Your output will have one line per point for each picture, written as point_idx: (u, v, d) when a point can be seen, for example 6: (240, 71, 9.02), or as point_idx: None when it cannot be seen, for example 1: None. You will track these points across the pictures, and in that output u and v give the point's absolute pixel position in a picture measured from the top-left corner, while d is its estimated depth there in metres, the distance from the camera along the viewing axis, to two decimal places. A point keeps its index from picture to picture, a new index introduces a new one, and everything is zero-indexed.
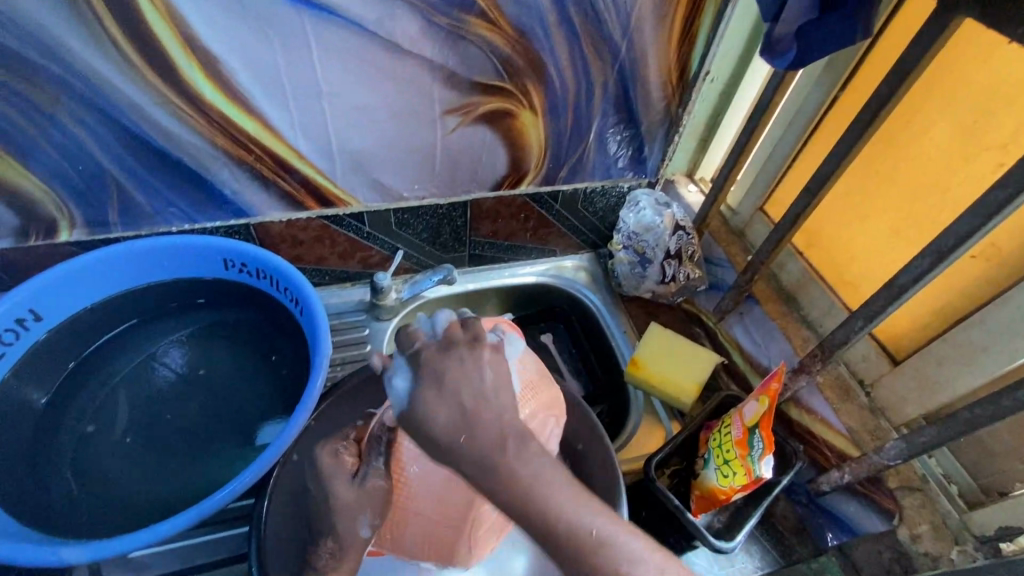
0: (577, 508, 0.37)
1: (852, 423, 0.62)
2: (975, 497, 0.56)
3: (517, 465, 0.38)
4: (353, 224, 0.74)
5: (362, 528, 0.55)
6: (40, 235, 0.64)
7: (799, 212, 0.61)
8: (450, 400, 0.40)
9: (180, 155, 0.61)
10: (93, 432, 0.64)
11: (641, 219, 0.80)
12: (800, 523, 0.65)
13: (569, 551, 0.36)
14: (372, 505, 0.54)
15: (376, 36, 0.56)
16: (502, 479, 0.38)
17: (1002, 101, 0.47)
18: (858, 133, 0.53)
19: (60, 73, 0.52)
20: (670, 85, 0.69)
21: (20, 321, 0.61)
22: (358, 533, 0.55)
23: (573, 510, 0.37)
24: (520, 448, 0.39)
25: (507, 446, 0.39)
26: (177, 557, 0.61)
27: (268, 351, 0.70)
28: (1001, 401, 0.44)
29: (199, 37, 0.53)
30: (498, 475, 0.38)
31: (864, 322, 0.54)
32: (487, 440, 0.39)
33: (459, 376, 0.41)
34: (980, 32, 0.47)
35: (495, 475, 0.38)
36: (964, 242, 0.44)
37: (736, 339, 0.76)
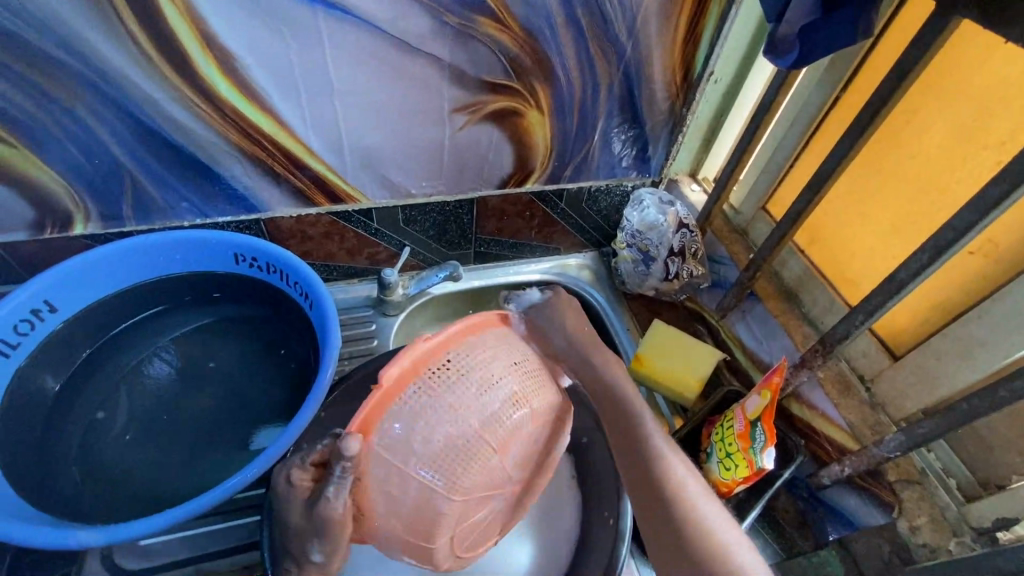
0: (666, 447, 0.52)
1: (852, 418, 0.62)
2: (973, 491, 0.57)
3: (614, 365, 0.55)
4: (361, 220, 0.76)
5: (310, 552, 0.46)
6: (55, 228, 0.65)
7: (800, 210, 0.63)
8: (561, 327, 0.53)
9: (194, 150, 0.63)
10: (104, 419, 0.65)
11: (644, 218, 0.81)
12: (802, 516, 0.67)
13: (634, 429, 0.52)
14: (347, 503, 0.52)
15: (388, 35, 0.58)
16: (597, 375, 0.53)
17: (999, 102, 0.49)
18: (858, 132, 0.55)
19: (79, 68, 0.54)
20: (675, 86, 0.71)
21: (35, 312, 0.62)
22: (309, 556, 0.47)
23: (639, 407, 0.53)
24: (616, 359, 0.55)
25: (591, 348, 0.54)
26: (186, 545, 0.62)
27: (277, 345, 0.71)
28: (997, 391, 0.45)
29: (216, 35, 0.54)
30: (630, 413, 0.53)
31: (864, 317, 0.55)
32: (586, 360, 0.53)
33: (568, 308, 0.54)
34: (977, 34, 0.49)
35: (618, 412, 0.53)
36: (962, 237, 0.46)
37: (738, 335, 0.78)
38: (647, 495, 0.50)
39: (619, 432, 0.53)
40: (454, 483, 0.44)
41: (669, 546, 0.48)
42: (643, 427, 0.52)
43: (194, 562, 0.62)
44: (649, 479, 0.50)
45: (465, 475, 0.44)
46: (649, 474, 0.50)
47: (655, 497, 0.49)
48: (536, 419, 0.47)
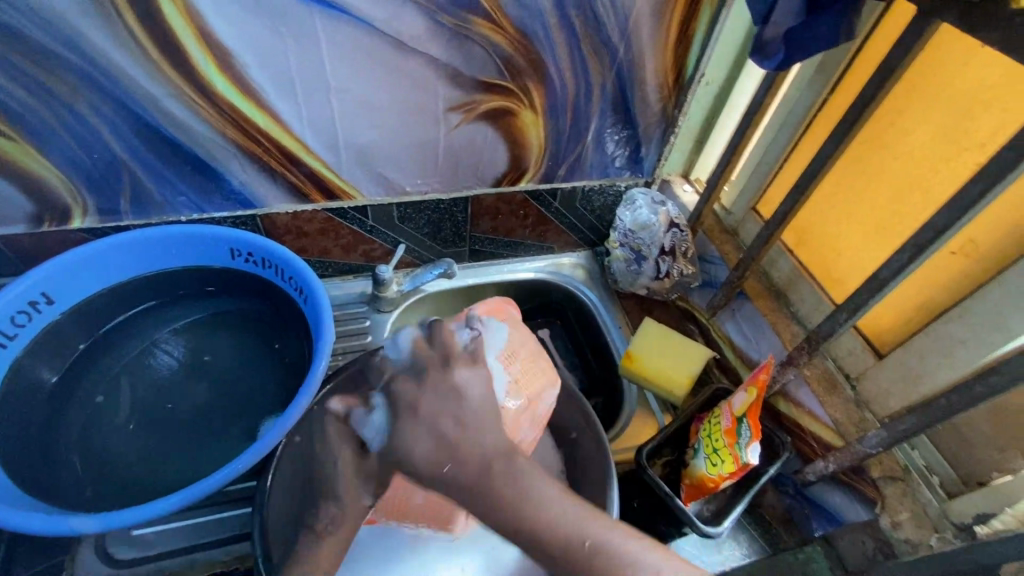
0: (565, 505, 0.41)
1: (837, 415, 0.63)
2: (956, 487, 0.57)
3: (496, 475, 0.40)
4: (356, 217, 0.77)
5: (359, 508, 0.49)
6: (54, 221, 0.66)
7: (788, 210, 0.64)
8: (428, 429, 0.41)
9: (191, 146, 0.64)
10: (102, 402, 0.66)
11: (636, 218, 0.82)
12: (787, 513, 0.69)
13: (539, 532, 0.40)
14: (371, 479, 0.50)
15: (384, 34, 0.59)
16: (479, 487, 0.40)
17: (979, 105, 0.50)
18: (843, 133, 0.56)
19: (79, 64, 0.55)
20: (667, 87, 0.72)
21: (33, 303, 0.63)
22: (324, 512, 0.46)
23: (534, 493, 0.41)
24: (502, 461, 0.41)
25: (497, 461, 0.41)
26: (181, 535, 0.63)
27: (272, 340, 0.72)
28: (975, 387, 0.46)
29: (216, 33, 0.55)
30: (528, 516, 0.40)
31: (848, 315, 0.56)
32: (479, 458, 0.41)
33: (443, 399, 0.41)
34: (957, 38, 0.50)
35: (512, 513, 0.40)
36: (941, 236, 0.47)
37: (729, 335, 0.79)
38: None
39: (518, 536, 0.40)
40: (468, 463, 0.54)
41: None
42: (551, 522, 0.40)
43: (188, 552, 0.62)
44: (576, 570, 0.39)
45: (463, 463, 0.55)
46: (570, 564, 0.39)
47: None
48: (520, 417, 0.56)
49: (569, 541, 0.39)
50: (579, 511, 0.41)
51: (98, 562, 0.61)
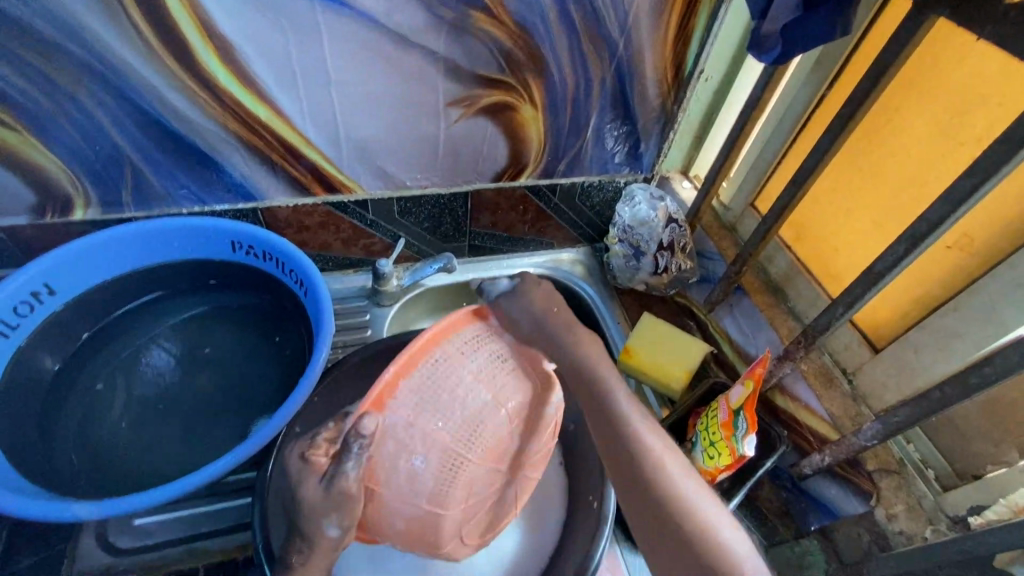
0: (640, 421, 0.52)
1: (834, 409, 0.64)
2: (951, 481, 0.58)
3: (599, 365, 0.55)
4: (357, 211, 0.77)
5: (328, 526, 0.47)
6: (56, 213, 0.67)
7: (786, 205, 0.64)
8: (544, 300, 0.57)
9: (193, 138, 0.64)
10: (103, 388, 0.67)
11: (636, 213, 0.82)
12: (784, 506, 0.68)
13: (619, 427, 0.51)
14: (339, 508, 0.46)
15: (385, 27, 0.59)
16: (583, 373, 0.54)
17: (974, 99, 0.50)
18: (840, 128, 0.56)
19: (82, 55, 0.55)
20: (666, 83, 0.72)
21: (34, 294, 0.63)
22: (324, 533, 0.47)
23: (620, 400, 0.53)
24: (601, 356, 0.56)
25: (575, 328, 0.56)
26: (180, 525, 0.64)
27: (273, 333, 0.72)
28: (969, 378, 0.46)
29: (217, 26, 0.55)
30: (613, 413, 0.52)
31: (844, 309, 0.57)
32: (561, 327, 0.56)
33: (552, 283, 0.60)
34: (954, 33, 0.50)
35: (593, 390, 0.54)
36: (936, 229, 0.47)
37: (726, 330, 0.79)
38: (624, 472, 0.50)
39: (598, 417, 0.53)
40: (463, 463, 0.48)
41: (653, 529, 0.48)
42: (629, 424, 0.51)
43: (187, 542, 0.63)
44: (629, 459, 0.50)
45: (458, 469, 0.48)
46: (628, 449, 0.50)
47: (634, 471, 0.49)
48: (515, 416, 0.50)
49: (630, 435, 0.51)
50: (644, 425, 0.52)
51: (97, 551, 0.62)
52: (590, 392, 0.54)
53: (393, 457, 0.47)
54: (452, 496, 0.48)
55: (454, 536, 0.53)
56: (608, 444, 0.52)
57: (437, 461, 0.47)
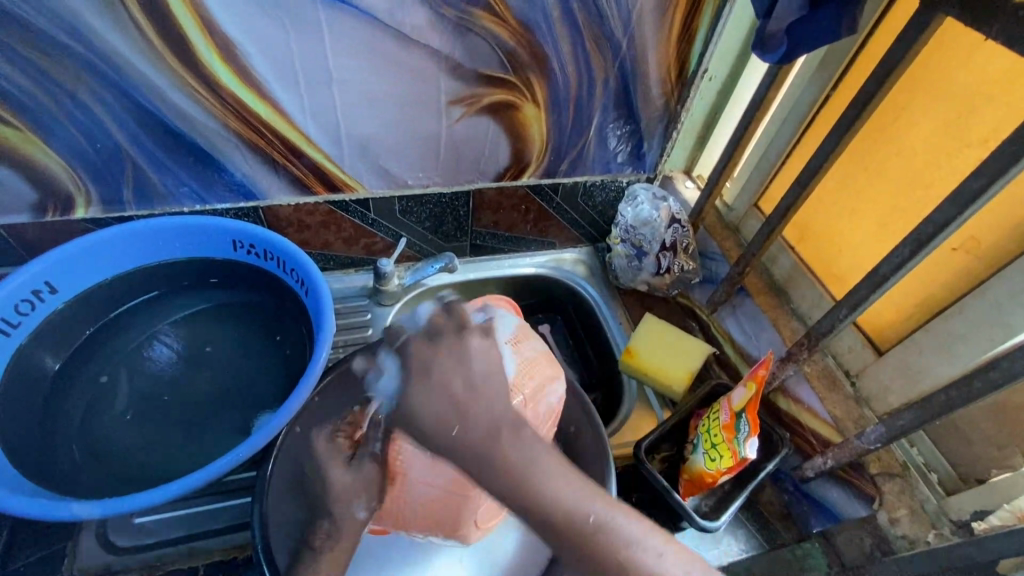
0: (582, 497, 0.39)
1: (836, 411, 0.63)
2: (954, 485, 0.58)
3: (506, 449, 0.39)
4: (358, 210, 0.77)
5: (356, 510, 0.51)
6: (58, 211, 0.67)
7: (790, 205, 0.63)
8: (440, 391, 0.40)
9: (194, 136, 0.64)
10: (106, 382, 0.67)
11: (638, 214, 0.82)
12: (785, 508, 0.69)
13: (562, 525, 0.38)
14: (365, 489, 0.51)
15: (386, 26, 0.59)
16: (490, 465, 0.39)
17: (981, 100, 0.50)
18: (845, 129, 0.56)
19: (84, 54, 0.55)
20: (670, 83, 0.72)
21: (36, 291, 0.63)
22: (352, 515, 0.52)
23: (553, 484, 0.39)
24: (513, 431, 0.40)
25: (493, 438, 0.39)
26: (180, 523, 0.64)
27: (273, 331, 0.72)
28: (974, 383, 0.46)
29: (219, 23, 0.55)
30: (545, 509, 0.38)
31: (848, 311, 0.56)
32: (473, 436, 0.39)
33: (452, 368, 0.40)
34: (962, 32, 0.50)
35: (515, 481, 0.39)
36: (942, 231, 0.46)
37: (728, 332, 0.78)
38: (585, 571, 0.39)
39: (528, 520, 0.39)
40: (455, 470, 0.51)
41: None
42: (569, 515, 0.39)
43: (187, 540, 0.63)
44: (581, 552, 0.38)
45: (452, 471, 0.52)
46: (575, 542, 0.39)
47: (591, 566, 0.38)
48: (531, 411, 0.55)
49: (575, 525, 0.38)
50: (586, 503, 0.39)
51: (99, 548, 0.62)
52: (507, 491, 0.39)
53: None
54: (468, 492, 0.53)
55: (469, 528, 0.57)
56: (551, 539, 0.39)
57: (447, 475, 0.51)
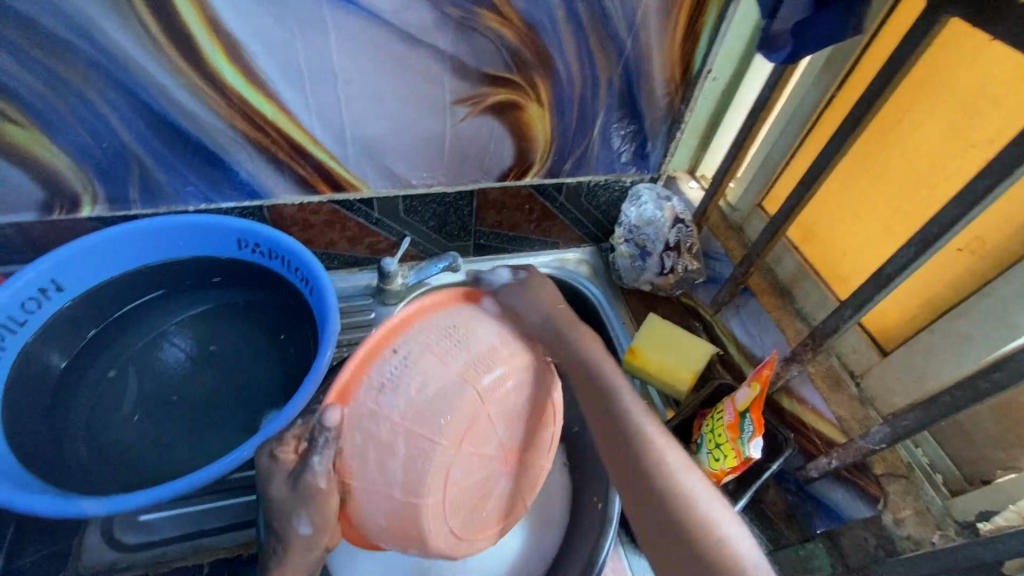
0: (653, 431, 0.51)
1: (841, 411, 0.63)
2: (959, 486, 0.57)
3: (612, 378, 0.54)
4: (362, 210, 0.77)
5: (299, 525, 0.46)
6: (63, 210, 0.67)
7: (794, 205, 0.63)
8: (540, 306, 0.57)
9: (199, 135, 0.64)
10: (114, 376, 0.68)
11: (642, 213, 0.82)
12: (789, 509, 0.69)
13: (633, 437, 0.50)
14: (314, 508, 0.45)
15: (391, 25, 0.59)
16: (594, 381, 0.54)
17: (986, 101, 0.50)
18: (850, 129, 0.55)
19: (91, 53, 0.55)
20: (674, 82, 0.72)
21: (42, 290, 0.63)
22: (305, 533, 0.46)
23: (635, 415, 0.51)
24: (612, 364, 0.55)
25: (581, 346, 0.55)
26: (184, 522, 0.64)
27: (278, 330, 0.73)
28: (979, 383, 0.45)
29: (225, 23, 0.55)
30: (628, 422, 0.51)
31: (853, 311, 0.56)
32: (569, 338, 0.55)
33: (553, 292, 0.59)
34: (968, 32, 0.49)
35: (608, 394, 0.53)
36: (948, 231, 0.46)
37: (733, 332, 0.79)
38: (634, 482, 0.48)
39: (610, 427, 0.51)
40: (428, 461, 0.44)
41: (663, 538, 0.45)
42: (641, 432, 0.50)
43: (192, 538, 0.63)
44: (635, 464, 0.48)
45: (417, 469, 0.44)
46: (635, 455, 0.49)
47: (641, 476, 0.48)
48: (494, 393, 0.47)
49: (639, 440, 0.49)
50: (653, 429, 0.50)
51: (104, 545, 0.62)
52: (600, 400, 0.53)
53: (361, 449, 0.44)
54: (428, 485, 0.45)
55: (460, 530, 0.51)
56: (613, 449, 0.50)
57: (425, 456, 0.44)
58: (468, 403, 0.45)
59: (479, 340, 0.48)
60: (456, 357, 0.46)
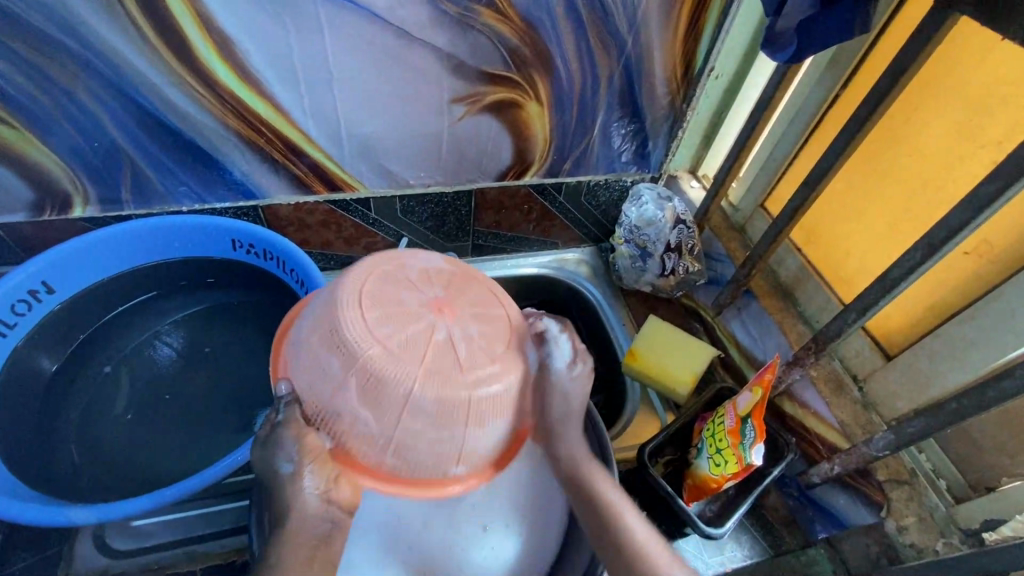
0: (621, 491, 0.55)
1: (843, 416, 0.62)
2: (963, 492, 0.57)
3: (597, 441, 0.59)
4: (359, 210, 0.76)
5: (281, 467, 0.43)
6: (54, 211, 0.66)
7: (798, 207, 0.62)
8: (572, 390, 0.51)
9: (192, 135, 0.63)
10: (109, 372, 0.68)
11: (642, 214, 0.81)
12: (790, 515, 0.67)
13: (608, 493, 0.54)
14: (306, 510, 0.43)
15: (386, 22, 0.58)
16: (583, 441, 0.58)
17: (996, 101, 0.48)
18: (856, 129, 0.54)
19: (79, 51, 0.54)
20: (675, 81, 0.70)
21: (33, 292, 0.62)
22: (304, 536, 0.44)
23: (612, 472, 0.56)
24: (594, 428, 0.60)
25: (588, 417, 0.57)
26: (177, 527, 0.63)
27: (274, 332, 0.72)
28: (987, 391, 0.44)
29: (216, 20, 0.54)
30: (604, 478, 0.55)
31: (858, 315, 0.55)
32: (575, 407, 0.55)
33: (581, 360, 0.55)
34: (977, 30, 0.48)
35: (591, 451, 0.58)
36: (956, 235, 0.45)
37: (734, 334, 0.78)
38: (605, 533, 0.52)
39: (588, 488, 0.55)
40: (341, 340, 0.42)
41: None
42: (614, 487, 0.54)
43: (185, 544, 0.62)
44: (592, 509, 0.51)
45: (343, 352, 0.42)
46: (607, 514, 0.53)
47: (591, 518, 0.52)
48: (371, 268, 0.46)
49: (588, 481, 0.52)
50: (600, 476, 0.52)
51: (96, 553, 0.61)
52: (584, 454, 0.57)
53: (309, 381, 0.43)
54: (354, 344, 0.41)
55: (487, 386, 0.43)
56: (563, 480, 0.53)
57: (339, 337, 0.42)
58: (351, 282, 0.44)
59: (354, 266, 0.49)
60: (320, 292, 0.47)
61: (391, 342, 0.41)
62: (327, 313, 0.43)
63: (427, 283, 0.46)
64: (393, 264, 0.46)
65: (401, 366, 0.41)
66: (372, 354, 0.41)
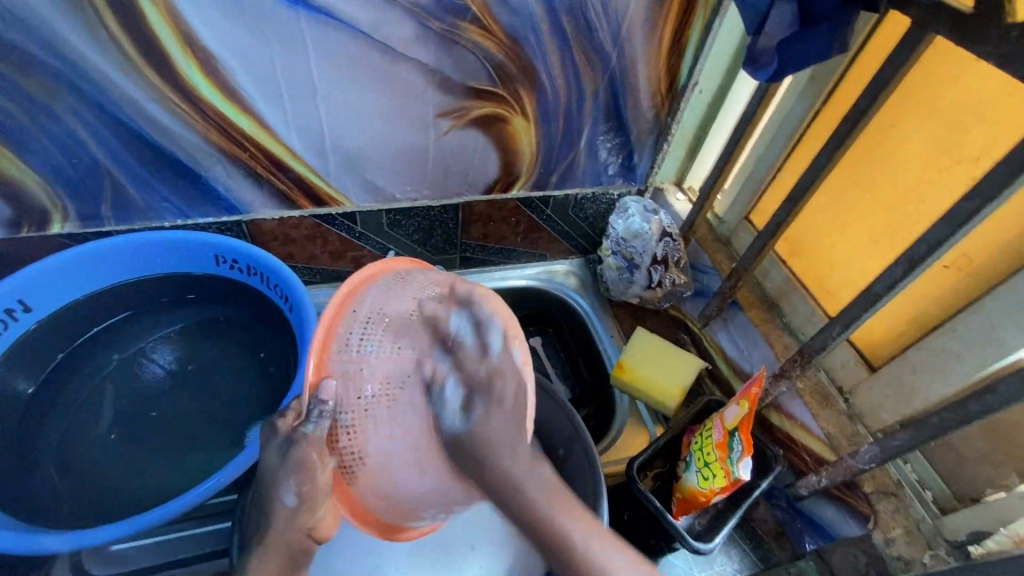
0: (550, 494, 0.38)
1: (830, 428, 0.63)
2: (949, 503, 0.57)
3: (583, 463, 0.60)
4: (344, 224, 0.75)
5: (283, 496, 0.42)
6: (32, 227, 0.65)
7: (780, 222, 0.63)
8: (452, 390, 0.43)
9: (176, 151, 0.62)
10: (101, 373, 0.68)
11: (629, 226, 0.82)
12: (779, 527, 0.69)
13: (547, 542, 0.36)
14: None
15: (371, 38, 0.57)
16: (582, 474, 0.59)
17: (972, 119, 0.49)
18: (837, 145, 0.55)
19: (58, 67, 0.53)
20: (660, 95, 0.71)
21: (9, 312, 0.62)
22: None
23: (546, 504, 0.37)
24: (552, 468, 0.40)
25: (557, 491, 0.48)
26: (159, 552, 0.62)
27: (257, 348, 0.70)
28: (970, 405, 0.45)
29: (199, 37, 0.54)
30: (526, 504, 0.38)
31: (841, 329, 0.56)
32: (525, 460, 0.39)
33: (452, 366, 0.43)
34: (953, 49, 0.49)
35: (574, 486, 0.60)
36: (936, 251, 0.46)
37: (720, 345, 0.79)
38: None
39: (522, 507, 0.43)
40: (399, 435, 0.41)
41: None
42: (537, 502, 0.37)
43: (167, 568, 0.61)
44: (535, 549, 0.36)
45: (390, 438, 0.41)
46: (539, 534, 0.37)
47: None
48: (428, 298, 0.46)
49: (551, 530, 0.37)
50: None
51: None
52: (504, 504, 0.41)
53: (379, 423, 0.42)
54: (397, 469, 0.42)
55: (510, 416, 0.39)
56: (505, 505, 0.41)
57: (407, 457, 0.41)
58: (393, 305, 0.45)
59: (403, 302, 0.45)
60: (399, 291, 0.46)
61: (405, 452, 0.41)
62: (376, 341, 0.43)
63: (398, 384, 0.42)
64: (390, 336, 0.43)
65: (418, 476, 0.42)
66: (411, 453, 0.41)
